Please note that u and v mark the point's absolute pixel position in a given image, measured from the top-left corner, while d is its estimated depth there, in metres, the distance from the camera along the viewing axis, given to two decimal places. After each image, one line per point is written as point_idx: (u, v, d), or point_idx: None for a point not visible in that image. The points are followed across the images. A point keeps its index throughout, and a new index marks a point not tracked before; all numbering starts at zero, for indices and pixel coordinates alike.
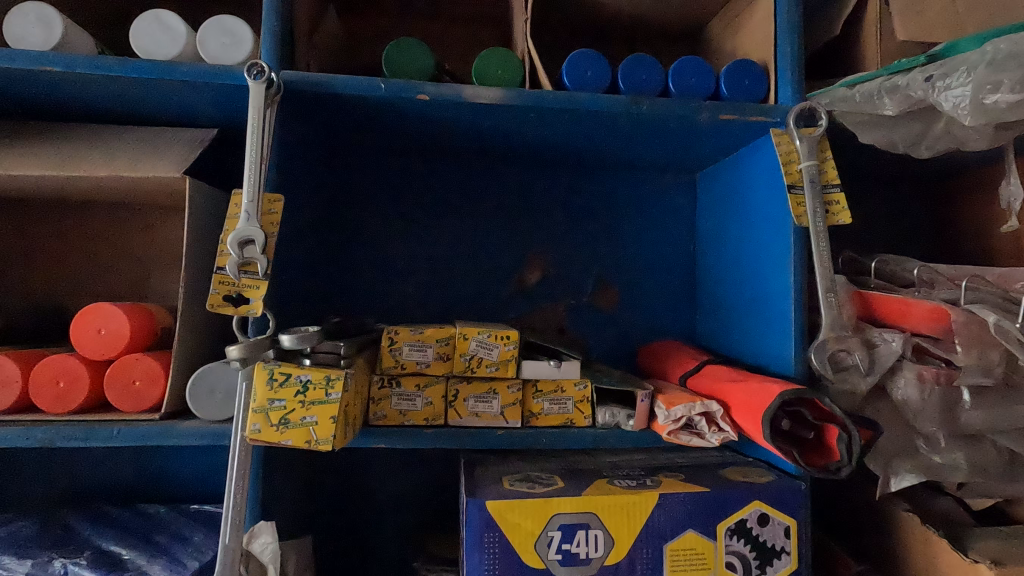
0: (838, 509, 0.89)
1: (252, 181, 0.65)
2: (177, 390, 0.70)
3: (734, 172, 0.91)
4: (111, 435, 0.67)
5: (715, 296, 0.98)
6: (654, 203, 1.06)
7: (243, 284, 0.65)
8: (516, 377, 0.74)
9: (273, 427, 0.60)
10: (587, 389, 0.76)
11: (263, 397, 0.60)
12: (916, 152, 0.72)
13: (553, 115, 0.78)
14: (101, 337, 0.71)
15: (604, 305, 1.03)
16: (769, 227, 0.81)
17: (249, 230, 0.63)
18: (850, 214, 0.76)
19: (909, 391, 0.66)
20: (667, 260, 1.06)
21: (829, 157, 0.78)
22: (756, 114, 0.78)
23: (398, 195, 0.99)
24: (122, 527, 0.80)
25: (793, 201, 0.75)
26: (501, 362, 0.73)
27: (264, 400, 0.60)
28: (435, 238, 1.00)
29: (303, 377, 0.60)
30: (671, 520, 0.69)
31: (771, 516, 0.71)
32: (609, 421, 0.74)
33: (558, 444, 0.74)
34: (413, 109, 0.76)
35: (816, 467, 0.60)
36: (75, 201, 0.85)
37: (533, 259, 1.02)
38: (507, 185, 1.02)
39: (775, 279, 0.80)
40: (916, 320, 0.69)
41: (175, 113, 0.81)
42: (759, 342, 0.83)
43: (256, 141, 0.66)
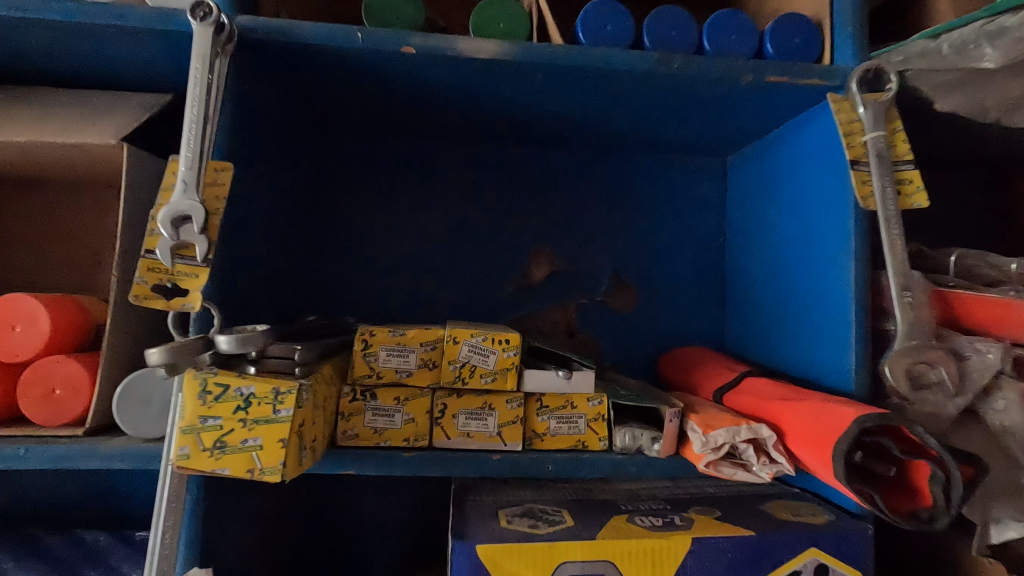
0: (897, 550, 0.75)
1: (192, 144, 0.52)
2: (104, 401, 0.58)
3: (776, 151, 0.78)
4: (17, 457, 0.54)
5: (750, 297, 0.84)
6: (679, 189, 0.93)
7: (178, 271, 0.52)
8: (516, 390, 0.61)
9: (206, 452, 0.47)
10: (603, 405, 0.62)
11: (193, 415, 0.47)
12: (1011, 118, 0.59)
13: (564, 77, 0.65)
14: (15, 335, 0.58)
15: (620, 306, 0.90)
16: (824, 213, 0.68)
17: (185, 204, 0.51)
18: (927, 195, 0.62)
19: (1012, 415, 0.53)
20: (693, 255, 0.93)
21: (899, 128, 0.64)
22: (810, 76, 0.65)
23: (386, 177, 0.87)
24: (50, 559, 0.68)
25: (857, 180, 0.62)
26: (499, 371, 0.60)
27: (194, 420, 0.47)
28: (427, 228, 0.87)
29: (245, 391, 0.48)
30: (707, 571, 0.56)
31: (830, 568, 0.57)
32: (629, 446, 0.61)
33: (567, 472, 0.61)
34: (398, 67, 0.63)
35: (901, 515, 0.46)
36: (10, 175, 0.73)
37: (540, 252, 0.89)
38: (512, 167, 0.89)
39: (831, 275, 0.66)
40: (1018, 327, 0.57)
41: (121, 72, 0.69)
42: (806, 351, 0.70)
43: (200, 97, 0.53)
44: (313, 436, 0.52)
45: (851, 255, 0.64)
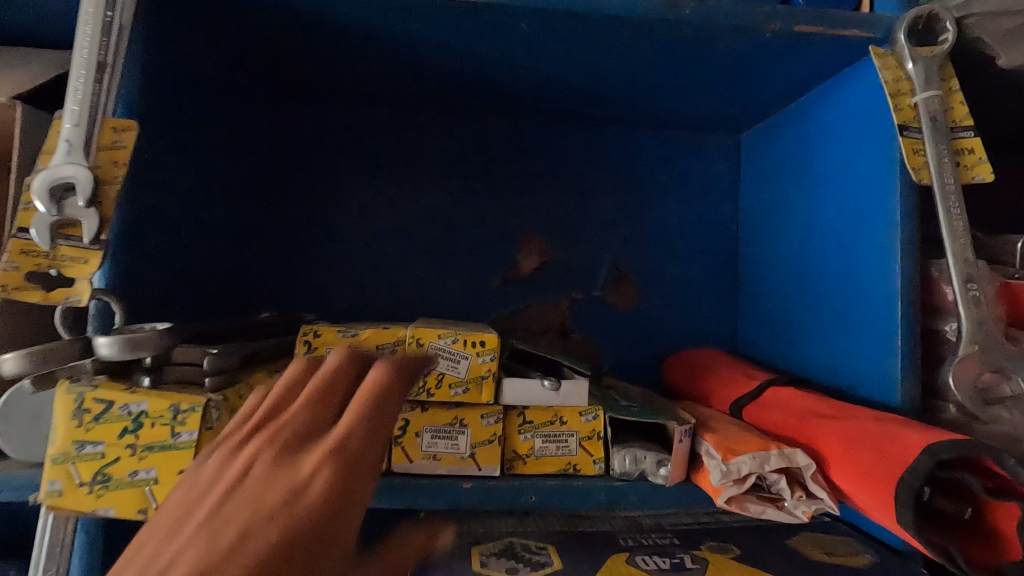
0: None
1: (82, 95, 0.41)
2: None
3: (805, 122, 0.67)
4: None
5: (771, 292, 0.74)
6: (686, 171, 0.82)
7: (61, 256, 0.41)
8: (493, 403, 0.51)
9: (83, 487, 0.36)
10: (598, 421, 0.51)
11: (66, 440, 0.36)
12: None
13: (554, 26, 0.54)
14: None
15: (619, 302, 0.80)
16: (864, 192, 0.57)
17: (65, 171, 0.40)
18: (991, 168, 0.52)
19: None
20: (703, 244, 0.82)
21: (955, 88, 0.53)
22: (849, 26, 0.54)
23: (354, 155, 0.76)
24: None
25: (908, 148, 0.51)
26: (473, 380, 0.50)
27: (69, 446, 0.36)
28: (401, 213, 0.76)
29: (135, 409, 0.37)
30: None
31: None
32: (631, 471, 0.50)
33: (554, 502, 0.50)
34: (352, 15, 0.52)
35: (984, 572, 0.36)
36: None
37: (530, 241, 0.79)
38: (497, 145, 0.79)
39: (872, 264, 0.56)
40: None
41: (25, 22, 0.58)
42: (840, 354, 0.59)
43: (90, 37, 0.42)
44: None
45: (897, 239, 0.53)
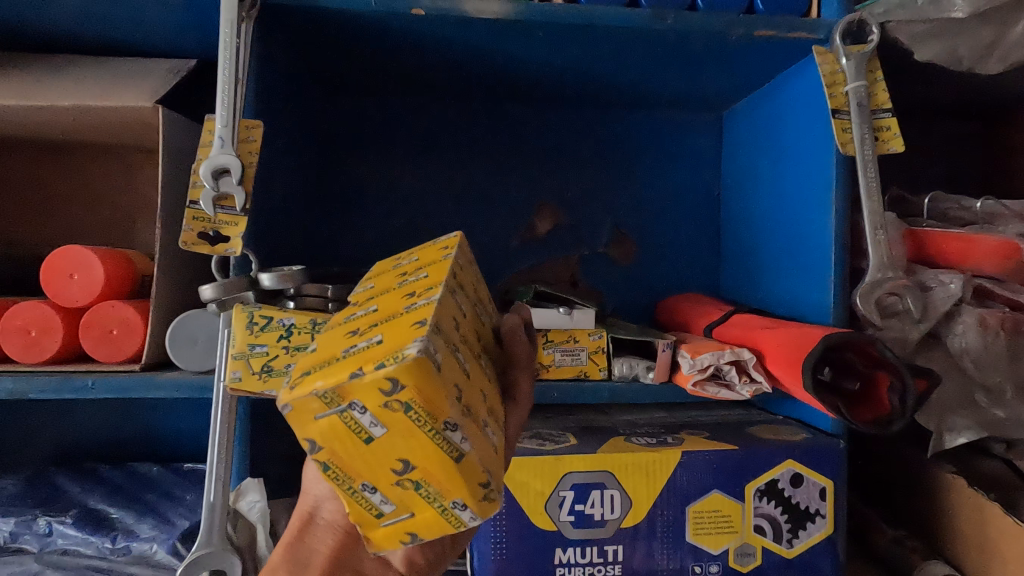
0: (890, 479, 0.86)
1: (226, 103, 0.57)
2: (156, 340, 0.65)
3: (772, 103, 0.82)
4: (86, 387, 0.62)
5: (743, 246, 0.90)
6: (676, 144, 0.97)
7: (220, 220, 0.58)
8: (364, 318, 0.36)
9: (255, 375, 0.53)
10: (602, 339, 0.69)
11: (251, 383, 0.53)
12: (984, 67, 0.63)
13: (564, 33, 0.69)
14: (74, 283, 0.65)
15: (620, 257, 0.96)
16: (810, 162, 0.73)
17: (224, 158, 0.56)
18: (903, 142, 0.67)
19: (969, 337, 0.57)
20: (691, 206, 0.97)
21: (879, 79, 0.68)
22: (797, 30, 0.68)
23: (398, 135, 0.90)
24: (112, 486, 0.77)
25: (837, 127, 0.66)
26: (388, 300, 0.37)
27: (250, 386, 0.53)
28: (439, 184, 0.91)
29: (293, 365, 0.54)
30: (695, 480, 0.63)
31: (805, 477, 0.64)
32: (627, 374, 0.68)
33: (570, 398, 0.68)
34: (408, 28, 0.67)
35: (863, 422, 0.52)
36: (47, 139, 0.80)
37: (544, 206, 0.94)
38: (517, 125, 0.93)
39: (813, 222, 0.72)
40: (979, 259, 0.61)
41: (150, 38, 0.74)
42: (793, 291, 0.76)
43: (231, 60, 0.58)
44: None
45: (832, 201, 0.68)
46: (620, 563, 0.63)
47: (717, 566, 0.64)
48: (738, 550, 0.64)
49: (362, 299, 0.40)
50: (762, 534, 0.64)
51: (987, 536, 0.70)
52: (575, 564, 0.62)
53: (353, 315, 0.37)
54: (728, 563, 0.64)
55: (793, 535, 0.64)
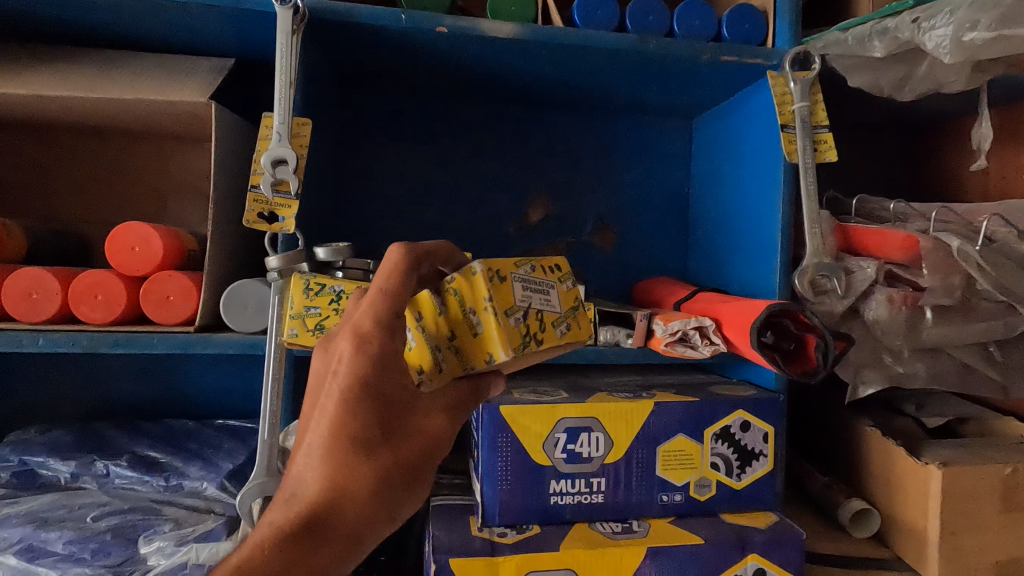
0: (824, 434, 1.03)
1: (283, 104, 0.67)
2: (209, 306, 0.75)
3: (734, 114, 0.96)
4: (150, 343, 0.72)
5: (708, 236, 1.04)
6: (652, 146, 1.11)
7: (275, 202, 0.69)
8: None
9: (309, 331, 0.65)
10: (590, 310, 0.82)
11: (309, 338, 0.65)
12: (899, 95, 0.77)
13: (564, 51, 0.81)
14: (136, 254, 0.75)
15: (602, 244, 1.09)
16: (763, 166, 0.87)
17: (281, 150, 0.67)
18: (836, 152, 0.82)
19: (880, 311, 0.73)
20: (664, 201, 1.11)
21: (819, 100, 0.82)
22: (755, 57, 0.82)
23: (409, 131, 1.00)
24: (155, 437, 0.86)
25: (785, 139, 0.81)
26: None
27: (308, 340, 0.65)
28: (446, 176, 1.02)
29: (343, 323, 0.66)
30: (665, 424, 0.77)
31: (752, 423, 0.79)
32: (610, 339, 0.82)
33: (564, 359, 0.80)
34: (431, 42, 0.78)
35: (795, 373, 0.68)
36: (93, 125, 0.87)
37: (538, 198, 1.06)
38: (515, 125, 1.05)
39: (765, 216, 0.86)
40: (890, 250, 0.75)
41: (197, 39, 0.83)
42: (748, 274, 0.90)
43: (285, 67, 0.68)
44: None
45: (780, 199, 0.83)
46: (603, 493, 0.76)
47: (680, 496, 0.78)
48: (698, 482, 0.78)
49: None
50: (716, 470, 0.79)
51: (895, 474, 0.86)
52: (566, 494, 0.75)
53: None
54: (689, 493, 0.78)
55: (741, 470, 0.79)
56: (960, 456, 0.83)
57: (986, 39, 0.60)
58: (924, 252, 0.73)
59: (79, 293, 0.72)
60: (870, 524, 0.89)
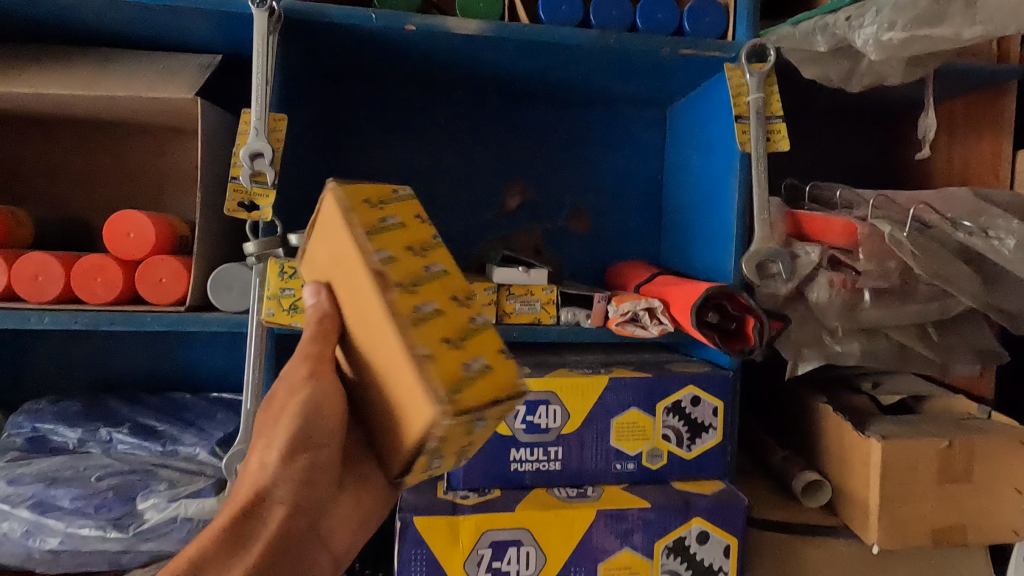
0: (784, 411, 1.08)
1: (260, 101, 0.73)
2: (198, 288, 0.82)
3: (702, 103, 1.00)
4: (144, 322, 0.79)
5: (677, 221, 1.09)
6: (626, 134, 1.15)
7: (255, 192, 0.74)
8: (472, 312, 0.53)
9: (285, 311, 0.72)
10: (553, 293, 0.87)
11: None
12: (847, 86, 0.80)
13: (529, 46, 0.85)
14: (131, 240, 0.81)
15: (577, 229, 1.14)
16: (725, 154, 0.91)
17: (258, 144, 0.72)
18: (790, 142, 0.86)
19: (821, 293, 0.77)
20: (638, 187, 1.16)
21: (773, 91, 0.86)
22: (713, 50, 0.86)
23: (391, 122, 1.05)
24: (155, 408, 0.94)
25: (739, 130, 0.85)
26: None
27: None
28: (426, 165, 1.07)
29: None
30: (619, 399, 0.83)
31: (702, 398, 0.85)
32: (571, 319, 0.87)
33: (526, 338, 0.86)
34: (402, 38, 0.82)
35: (734, 350, 0.73)
36: (92, 119, 0.94)
37: (515, 185, 1.11)
38: (492, 116, 1.09)
39: (725, 202, 0.90)
40: (833, 236, 0.79)
41: (186, 38, 0.88)
42: (709, 258, 0.95)
43: (261, 66, 0.73)
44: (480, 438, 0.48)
45: (736, 187, 0.87)
46: (560, 461, 0.83)
47: (634, 464, 0.84)
48: (650, 452, 0.84)
49: (406, 282, 0.47)
50: (668, 441, 0.84)
51: (843, 447, 0.92)
52: (526, 461, 0.82)
53: (421, 312, 0.46)
54: (641, 462, 0.84)
55: (692, 441, 0.85)
56: (902, 430, 0.88)
57: (901, 39, 0.66)
58: (862, 237, 0.77)
59: (79, 276, 0.79)
60: (820, 496, 0.94)
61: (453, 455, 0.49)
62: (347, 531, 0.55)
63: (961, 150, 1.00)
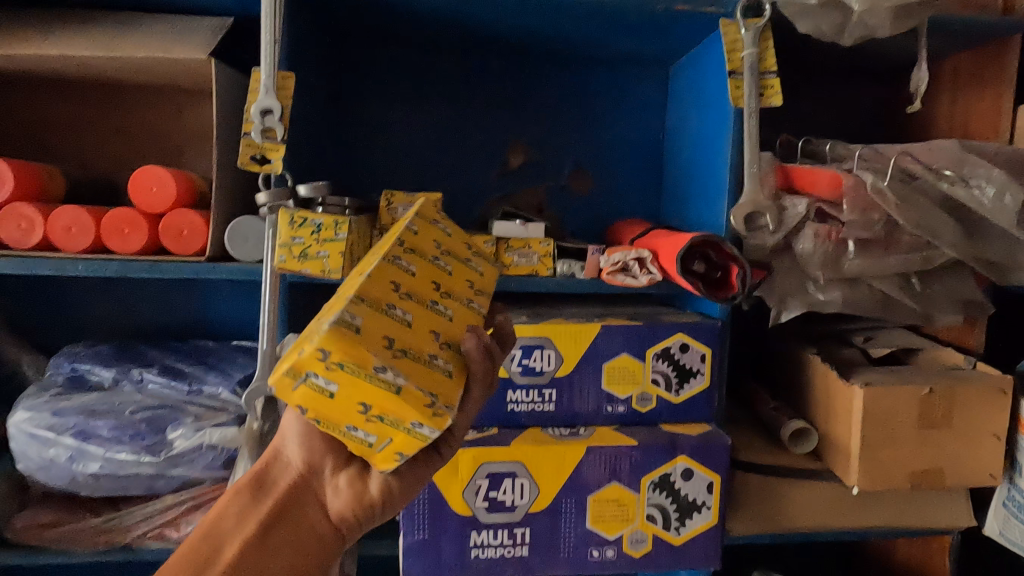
0: (777, 364, 1.12)
1: (269, 59, 0.77)
2: (217, 239, 0.88)
3: (702, 60, 1.01)
4: (168, 269, 0.86)
5: (676, 180, 1.11)
6: (628, 94, 1.16)
7: (266, 147, 0.79)
8: (403, 278, 0.54)
9: (294, 258, 0.77)
10: (550, 246, 0.91)
11: (453, 390, 0.49)
12: (840, 40, 0.81)
13: (528, 3, 0.87)
14: (154, 193, 0.87)
15: (579, 188, 1.17)
16: (720, 111, 0.93)
17: (268, 101, 0.77)
18: (782, 97, 0.88)
19: (807, 244, 0.80)
20: (639, 147, 1.18)
21: (768, 46, 0.87)
22: (709, 5, 0.87)
23: (397, 83, 1.09)
24: (181, 353, 1.01)
25: (732, 85, 0.86)
26: (425, 273, 0.56)
27: (452, 396, 0.49)
28: (431, 125, 1.11)
29: (441, 359, 0.50)
30: (610, 345, 0.87)
31: (691, 345, 0.88)
32: (567, 271, 0.90)
33: (523, 288, 0.90)
34: None
35: (717, 297, 0.77)
36: (115, 81, 0.99)
37: (518, 145, 1.14)
38: (495, 76, 1.12)
39: (719, 158, 0.93)
40: (821, 188, 0.82)
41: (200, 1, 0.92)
42: (703, 214, 0.98)
43: (270, 25, 0.77)
44: (364, 399, 0.46)
45: (730, 143, 0.89)
46: (554, 402, 0.88)
47: (624, 407, 0.89)
48: (639, 395, 0.89)
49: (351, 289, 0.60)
50: (656, 385, 0.89)
51: (829, 395, 0.95)
52: (521, 402, 0.88)
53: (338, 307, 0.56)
54: (631, 405, 0.89)
55: (679, 386, 0.89)
56: (886, 378, 0.91)
57: None
58: (846, 189, 0.79)
59: (107, 227, 0.86)
60: (807, 443, 0.98)
61: (377, 427, 0.48)
62: (343, 502, 0.58)
63: (964, 105, 1.00)
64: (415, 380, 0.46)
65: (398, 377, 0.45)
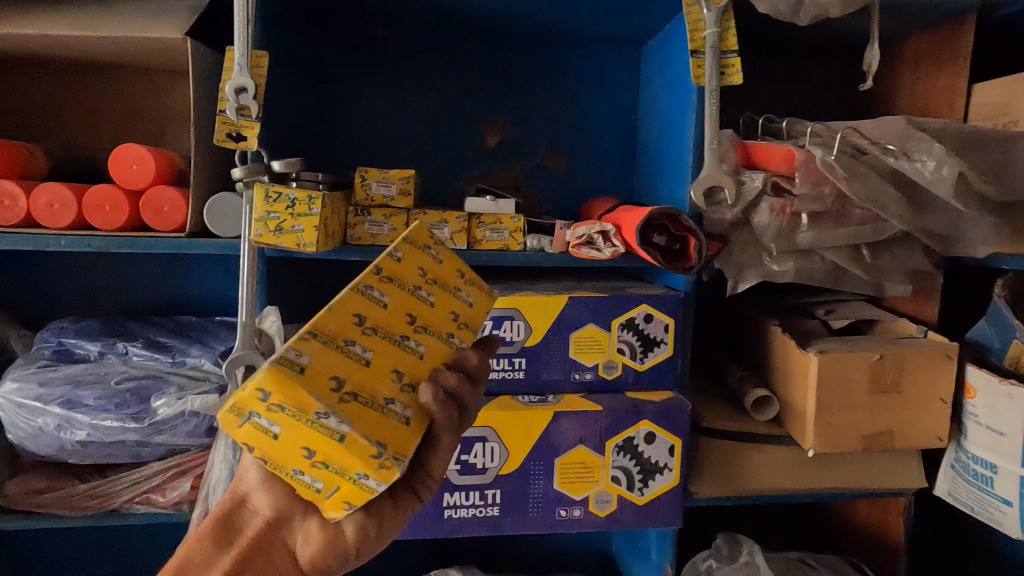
0: (743, 336, 1.16)
1: (241, 38, 0.79)
2: (196, 214, 0.91)
3: (670, 41, 1.04)
4: (149, 244, 0.89)
5: (647, 158, 1.14)
6: (602, 74, 1.19)
7: (241, 124, 0.82)
8: (372, 311, 0.56)
9: (270, 232, 0.80)
10: (520, 221, 0.94)
11: (402, 440, 0.51)
12: (796, 20, 0.83)
13: None
14: (133, 171, 0.89)
15: (553, 167, 1.20)
16: (685, 90, 0.96)
17: (241, 79, 0.79)
18: (742, 76, 0.91)
19: (763, 217, 0.84)
20: (612, 126, 1.21)
21: (730, 26, 0.90)
22: None
23: (373, 63, 1.11)
24: (166, 327, 1.04)
25: (694, 64, 0.89)
26: (400, 304, 0.58)
27: (402, 447, 0.51)
28: (408, 104, 1.13)
29: (398, 405, 0.53)
30: (577, 316, 0.91)
31: (655, 316, 0.92)
32: (536, 246, 0.94)
33: (495, 262, 0.94)
34: None
35: (676, 267, 0.81)
36: (95, 61, 1.01)
37: (493, 125, 1.17)
38: (470, 56, 1.14)
39: (684, 137, 0.96)
40: (777, 163, 0.85)
41: None
42: (670, 190, 1.01)
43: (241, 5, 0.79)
44: (307, 443, 0.49)
45: (693, 121, 0.93)
46: (524, 370, 0.92)
47: (591, 375, 0.93)
48: (605, 363, 0.93)
49: None
50: (622, 354, 0.93)
51: (788, 362, 1.00)
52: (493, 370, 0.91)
53: None
54: (598, 373, 0.93)
55: (644, 355, 0.93)
56: (841, 346, 0.95)
57: None
58: (799, 164, 0.82)
59: (88, 203, 0.88)
60: (769, 409, 1.01)
61: (322, 473, 0.51)
62: (312, 549, 0.61)
63: (922, 85, 1.03)
64: (359, 430, 0.48)
65: (340, 424, 0.48)
